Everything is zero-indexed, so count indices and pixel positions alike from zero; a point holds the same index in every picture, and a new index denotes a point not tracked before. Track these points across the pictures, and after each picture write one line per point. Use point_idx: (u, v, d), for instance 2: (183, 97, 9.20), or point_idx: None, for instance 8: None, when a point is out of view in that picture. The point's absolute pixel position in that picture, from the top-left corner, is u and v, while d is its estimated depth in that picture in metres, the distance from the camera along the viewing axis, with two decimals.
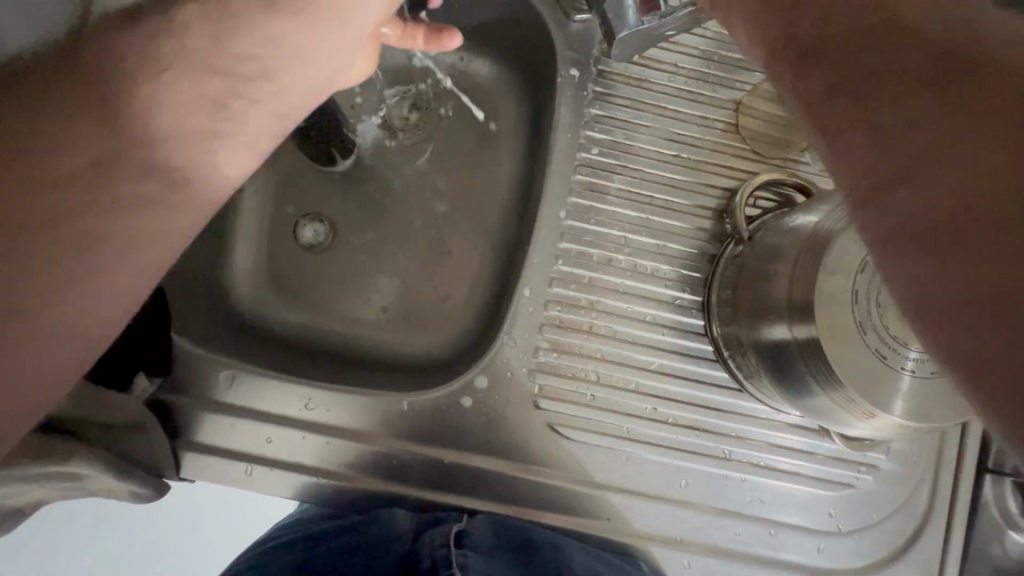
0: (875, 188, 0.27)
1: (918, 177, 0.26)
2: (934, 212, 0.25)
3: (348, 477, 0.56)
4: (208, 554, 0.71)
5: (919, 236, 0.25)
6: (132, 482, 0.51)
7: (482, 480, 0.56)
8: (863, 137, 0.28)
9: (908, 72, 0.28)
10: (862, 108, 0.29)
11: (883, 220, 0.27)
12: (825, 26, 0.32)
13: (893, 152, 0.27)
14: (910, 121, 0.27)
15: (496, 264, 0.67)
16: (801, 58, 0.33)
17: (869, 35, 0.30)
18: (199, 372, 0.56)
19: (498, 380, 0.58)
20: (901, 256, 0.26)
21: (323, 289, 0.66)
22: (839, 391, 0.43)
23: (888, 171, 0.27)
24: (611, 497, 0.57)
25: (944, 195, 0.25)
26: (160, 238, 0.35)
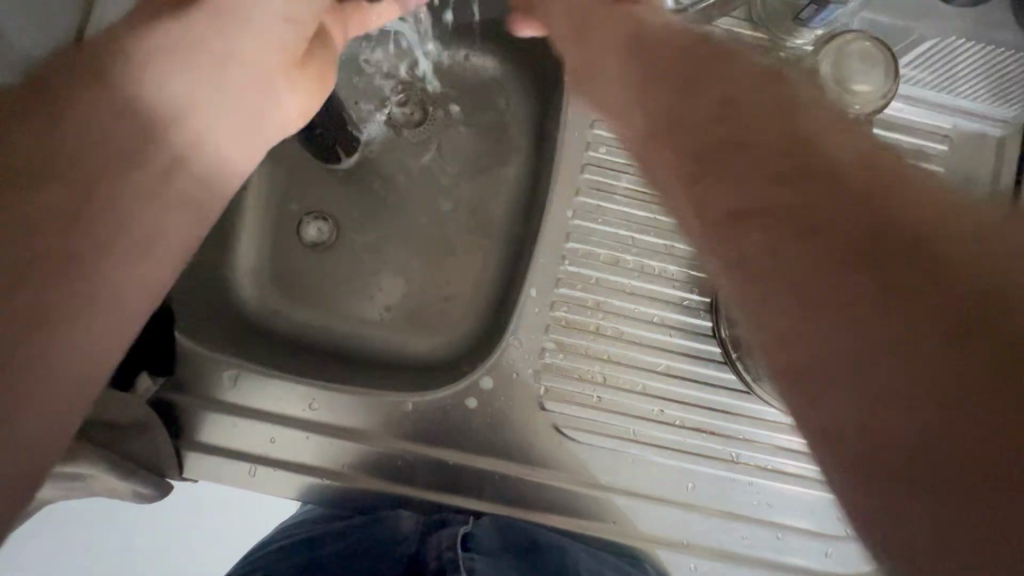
0: (763, 267, 0.26)
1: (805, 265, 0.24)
2: (872, 378, 0.22)
3: (352, 479, 0.55)
4: (201, 558, 0.70)
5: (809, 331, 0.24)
6: (136, 481, 0.51)
7: (486, 482, 0.56)
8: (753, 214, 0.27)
9: (810, 249, 0.24)
10: (763, 271, 0.25)
11: (822, 428, 0.23)
12: (732, 158, 0.29)
13: (774, 233, 0.26)
14: (806, 307, 0.24)
15: (501, 264, 0.66)
16: (694, 182, 0.30)
17: (787, 118, 0.29)
18: (203, 371, 0.55)
19: (503, 381, 0.57)
20: (769, 336, 0.25)
21: (328, 287, 0.65)
22: None
23: (765, 255, 0.26)
24: (617, 499, 0.56)
25: (850, 290, 0.23)
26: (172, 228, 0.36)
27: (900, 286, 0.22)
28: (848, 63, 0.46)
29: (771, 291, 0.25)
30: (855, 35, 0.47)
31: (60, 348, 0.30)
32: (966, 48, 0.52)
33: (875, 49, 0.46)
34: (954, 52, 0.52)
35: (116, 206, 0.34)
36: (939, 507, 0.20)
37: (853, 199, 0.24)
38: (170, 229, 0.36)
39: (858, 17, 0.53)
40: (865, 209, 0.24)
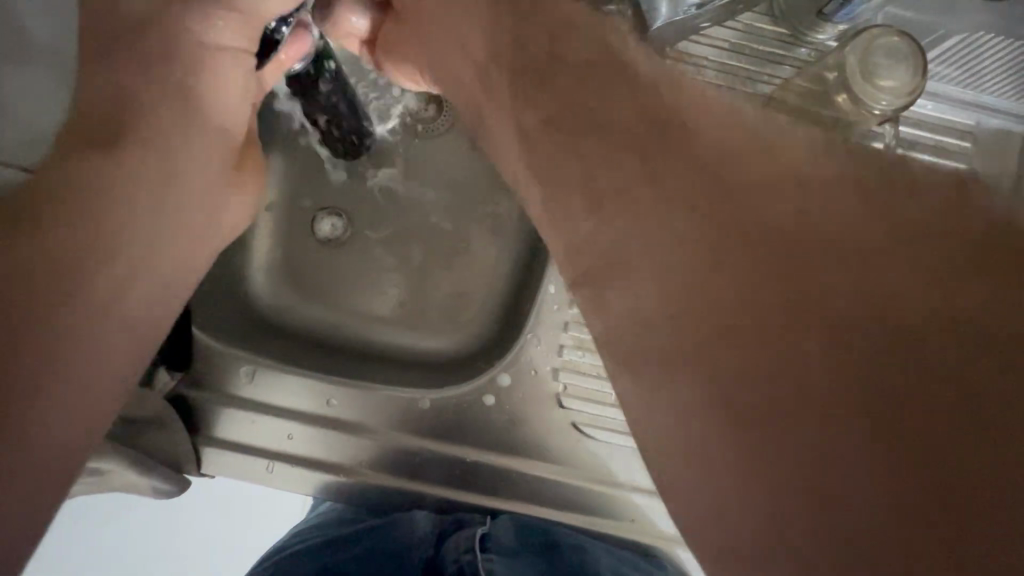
0: (692, 293, 0.27)
1: (726, 297, 0.26)
2: (742, 378, 0.25)
3: (367, 475, 0.55)
4: (215, 555, 0.70)
5: (719, 359, 0.26)
6: (155, 476, 0.51)
7: (502, 479, 0.55)
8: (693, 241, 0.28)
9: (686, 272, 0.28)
10: (657, 292, 0.28)
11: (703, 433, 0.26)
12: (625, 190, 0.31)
13: (708, 263, 0.27)
14: (685, 327, 0.27)
15: (517, 260, 0.65)
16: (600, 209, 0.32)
17: (668, 142, 0.31)
18: (222, 367, 0.56)
19: (521, 378, 0.57)
20: (682, 345, 0.27)
21: (341, 283, 0.65)
22: None
23: (696, 281, 0.27)
24: (633, 498, 0.56)
25: (761, 327, 0.25)
26: (178, 251, 0.37)
27: (803, 331, 0.24)
28: (873, 58, 0.45)
29: (695, 321, 0.27)
30: (883, 29, 0.45)
31: (83, 377, 0.31)
32: (990, 43, 0.51)
33: (903, 44, 0.45)
34: (977, 50, 0.52)
35: (133, 232, 0.34)
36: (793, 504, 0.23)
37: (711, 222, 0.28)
38: (175, 250, 0.37)
39: (883, 11, 0.52)
40: (789, 255, 0.25)
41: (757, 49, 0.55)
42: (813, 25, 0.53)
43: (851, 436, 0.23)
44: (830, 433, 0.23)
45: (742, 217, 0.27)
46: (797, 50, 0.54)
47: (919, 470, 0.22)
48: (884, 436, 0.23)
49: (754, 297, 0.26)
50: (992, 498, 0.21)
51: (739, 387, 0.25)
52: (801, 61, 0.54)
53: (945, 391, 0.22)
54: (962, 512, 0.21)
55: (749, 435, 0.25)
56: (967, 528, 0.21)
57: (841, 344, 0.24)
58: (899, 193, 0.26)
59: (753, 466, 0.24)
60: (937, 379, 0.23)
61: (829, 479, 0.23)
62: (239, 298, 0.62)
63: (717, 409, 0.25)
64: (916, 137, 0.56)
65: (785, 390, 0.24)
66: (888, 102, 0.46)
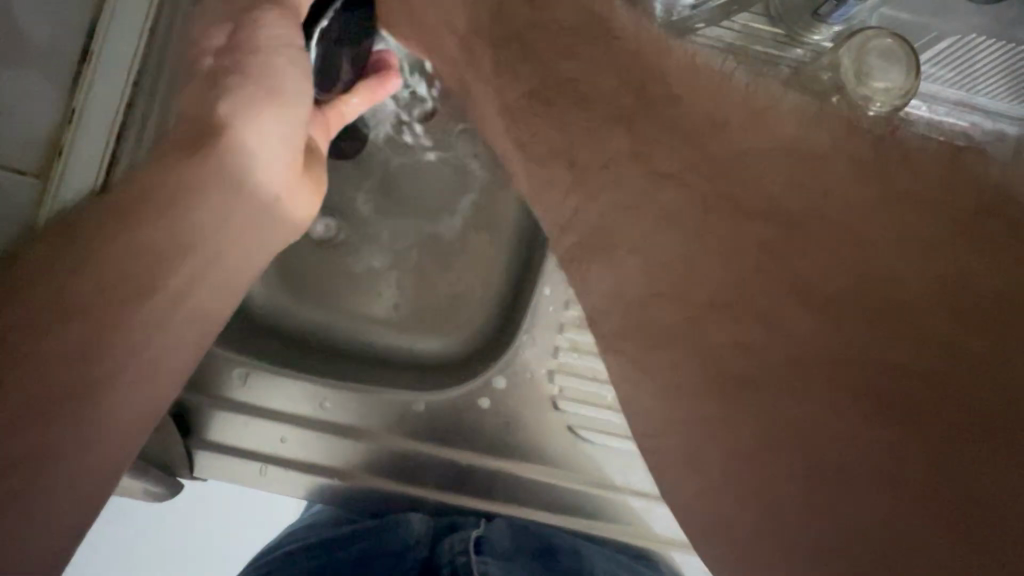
0: (755, 304, 0.33)
1: (783, 311, 0.33)
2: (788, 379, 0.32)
3: (362, 479, 0.55)
4: (210, 559, 0.70)
5: (808, 360, 0.32)
6: (147, 480, 0.50)
7: (500, 482, 0.55)
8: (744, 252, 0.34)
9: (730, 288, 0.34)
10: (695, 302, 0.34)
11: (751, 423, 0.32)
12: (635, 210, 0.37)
13: (770, 279, 0.33)
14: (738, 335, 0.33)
15: (514, 261, 0.65)
16: None
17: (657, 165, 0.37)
18: (213, 370, 0.55)
19: (516, 380, 0.57)
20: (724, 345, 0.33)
21: (333, 284, 0.64)
22: None
23: (764, 297, 0.33)
24: (630, 501, 0.56)
25: (812, 336, 0.32)
26: (218, 283, 0.40)
27: (841, 341, 0.31)
28: (867, 59, 0.45)
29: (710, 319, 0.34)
30: (877, 31, 0.46)
31: (114, 409, 0.35)
32: (981, 45, 0.52)
33: (898, 47, 0.46)
34: (970, 52, 0.53)
35: (173, 268, 0.37)
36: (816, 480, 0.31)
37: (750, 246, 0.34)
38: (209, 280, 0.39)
39: (876, 13, 0.52)
40: (829, 278, 0.33)
41: (753, 48, 0.54)
42: (808, 26, 0.53)
43: (945, 426, 0.30)
44: (934, 424, 0.30)
45: (802, 247, 0.33)
46: (793, 51, 0.53)
47: (940, 454, 0.30)
48: (905, 429, 0.30)
49: (815, 313, 0.32)
50: (983, 481, 0.29)
51: (848, 385, 0.31)
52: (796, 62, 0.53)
53: (941, 387, 0.30)
54: (963, 488, 0.29)
55: (812, 420, 0.31)
56: (975, 501, 0.29)
57: (936, 355, 0.31)
58: (911, 216, 0.33)
59: (844, 449, 0.31)
60: (949, 387, 0.30)
61: (914, 458, 0.30)
62: None
63: (818, 400, 0.31)
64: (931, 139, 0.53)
65: (857, 391, 0.31)
66: (881, 102, 0.45)
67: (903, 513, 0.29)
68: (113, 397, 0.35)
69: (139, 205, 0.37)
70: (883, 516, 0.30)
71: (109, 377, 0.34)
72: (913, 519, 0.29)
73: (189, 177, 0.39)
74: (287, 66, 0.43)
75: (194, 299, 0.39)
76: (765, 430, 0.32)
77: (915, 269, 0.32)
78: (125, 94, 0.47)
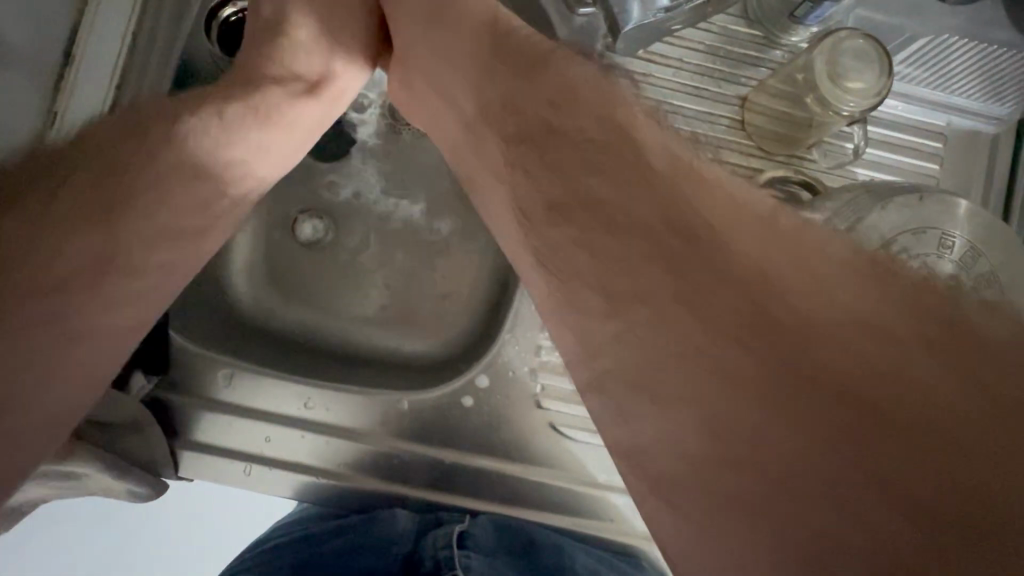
0: (701, 314, 0.28)
1: (724, 334, 0.27)
2: (728, 399, 0.26)
3: (348, 477, 0.55)
4: (200, 556, 0.70)
5: (754, 391, 0.26)
6: (131, 480, 0.51)
7: (485, 480, 0.56)
8: (696, 251, 0.29)
9: (651, 290, 0.29)
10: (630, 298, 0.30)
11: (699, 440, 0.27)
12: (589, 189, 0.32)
13: (710, 294, 0.28)
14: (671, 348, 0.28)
15: (499, 260, 0.65)
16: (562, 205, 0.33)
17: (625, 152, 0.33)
18: (197, 370, 0.55)
19: (499, 380, 0.57)
20: (659, 363, 0.29)
21: (319, 287, 0.64)
22: (930, 236, 0.42)
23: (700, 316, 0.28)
24: (614, 498, 0.56)
25: (755, 363, 0.26)
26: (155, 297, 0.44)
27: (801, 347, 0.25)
28: (842, 60, 0.46)
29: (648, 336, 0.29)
30: (848, 32, 0.46)
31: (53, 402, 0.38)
32: (961, 45, 0.51)
33: (870, 46, 0.46)
34: (947, 52, 0.52)
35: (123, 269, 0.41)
36: (781, 517, 0.24)
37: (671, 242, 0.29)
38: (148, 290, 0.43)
39: (853, 14, 0.52)
40: (782, 295, 0.26)
41: (732, 50, 0.55)
42: (786, 28, 0.54)
43: (921, 457, 0.23)
44: (903, 457, 0.23)
45: (752, 255, 0.28)
46: (772, 52, 0.55)
47: (918, 467, 0.23)
48: (864, 464, 0.23)
49: (760, 334, 0.26)
50: (984, 524, 0.22)
51: (796, 418, 0.24)
52: (776, 62, 0.55)
53: (932, 400, 0.23)
54: (954, 533, 0.22)
55: (749, 458, 0.25)
56: (987, 535, 0.21)
57: (911, 373, 0.24)
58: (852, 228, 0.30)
59: (789, 494, 0.24)
60: (928, 409, 0.23)
61: (886, 502, 0.23)
62: (219, 301, 0.61)
63: (755, 437, 0.25)
64: (901, 141, 0.57)
65: (807, 424, 0.24)
66: (855, 103, 0.47)
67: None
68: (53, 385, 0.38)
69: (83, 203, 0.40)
70: (861, 545, 0.23)
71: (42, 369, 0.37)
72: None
73: (140, 185, 0.42)
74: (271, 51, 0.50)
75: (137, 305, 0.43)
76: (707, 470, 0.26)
77: (870, 280, 0.27)
78: (107, 99, 0.52)
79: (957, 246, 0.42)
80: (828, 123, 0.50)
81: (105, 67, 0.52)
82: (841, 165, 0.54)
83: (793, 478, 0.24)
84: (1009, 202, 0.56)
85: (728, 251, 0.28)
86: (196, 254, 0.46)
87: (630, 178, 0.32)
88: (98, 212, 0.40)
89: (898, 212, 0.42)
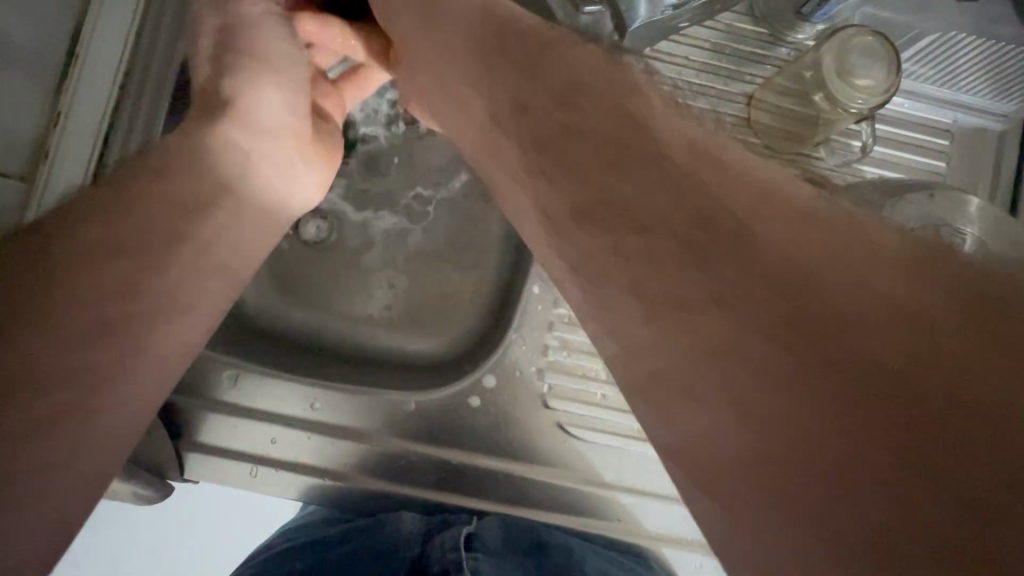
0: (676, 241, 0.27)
1: (711, 295, 0.25)
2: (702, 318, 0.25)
3: (353, 480, 0.55)
4: (206, 559, 0.70)
5: (733, 354, 0.24)
6: (135, 484, 0.50)
7: (492, 481, 0.55)
8: (672, 182, 0.28)
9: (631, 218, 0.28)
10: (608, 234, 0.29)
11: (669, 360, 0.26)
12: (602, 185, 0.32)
13: (693, 258, 0.26)
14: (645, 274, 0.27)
15: (503, 259, 0.64)
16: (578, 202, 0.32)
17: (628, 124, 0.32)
18: (202, 372, 0.55)
19: (506, 380, 0.57)
20: (636, 299, 0.28)
21: (322, 287, 0.64)
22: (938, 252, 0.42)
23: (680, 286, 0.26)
24: (622, 498, 0.56)
25: (741, 317, 0.24)
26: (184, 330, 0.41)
27: (779, 260, 0.24)
28: (850, 57, 0.46)
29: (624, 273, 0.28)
30: (856, 29, 0.46)
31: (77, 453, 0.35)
32: (968, 42, 0.51)
33: (878, 43, 0.46)
34: (952, 48, 0.52)
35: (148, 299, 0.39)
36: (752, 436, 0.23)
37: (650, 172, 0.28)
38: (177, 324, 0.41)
39: (860, 11, 0.52)
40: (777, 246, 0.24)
41: (737, 48, 0.55)
42: (792, 25, 0.54)
43: (931, 399, 0.20)
44: (903, 411, 0.20)
45: (732, 185, 0.27)
46: (777, 49, 0.55)
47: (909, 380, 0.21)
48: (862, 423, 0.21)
49: (741, 291, 0.24)
50: (989, 483, 0.19)
51: (786, 377, 0.22)
52: (781, 60, 0.55)
53: (921, 315, 0.22)
54: (963, 491, 0.19)
55: (740, 427, 0.23)
56: (978, 454, 0.19)
57: (907, 320, 0.22)
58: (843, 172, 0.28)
59: (780, 442, 0.22)
60: (929, 355, 0.21)
61: (886, 459, 0.20)
62: None
63: (743, 401, 0.23)
64: (906, 138, 0.57)
65: (795, 383, 0.22)
66: (864, 100, 0.47)
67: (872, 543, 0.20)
68: (92, 426, 0.36)
69: (107, 240, 0.38)
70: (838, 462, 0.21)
71: (82, 414, 0.35)
72: (890, 553, 0.20)
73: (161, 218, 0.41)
74: (258, 50, 0.51)
75: (166, 334, 0.40)
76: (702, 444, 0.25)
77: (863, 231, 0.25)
78: (110, 99, 0.51)
79: (968, 242, 0.41)
80: (836, 121, 0.50)
81: (107, 66, 0.51)
82: (848, 163, 0.55)
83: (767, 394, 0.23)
84: (1014, 198, 0.56)
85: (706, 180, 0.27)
86: (224, 277, 0.45)
87: (618, 119, 0.31)
88: (121, 242, 0.38)
89: (909, 208, 0.42)
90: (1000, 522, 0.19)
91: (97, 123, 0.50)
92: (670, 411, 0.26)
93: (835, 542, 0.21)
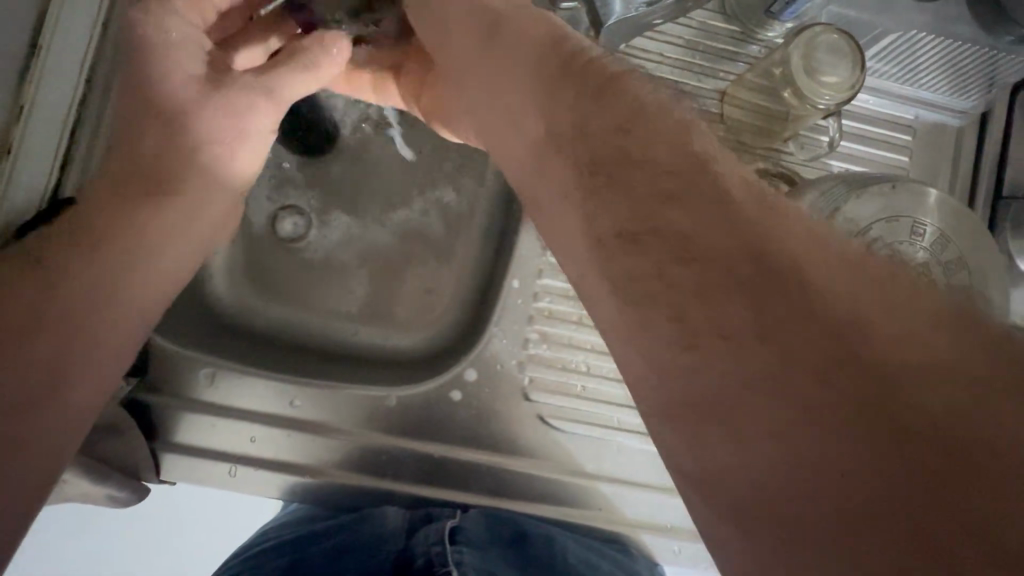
0: (701, 264, 0.29)
1: (739, 321, 0.27)
2: (719, 332, 0.27)
3: (336, 476, 0.55)
4: (180, 560, 0.69)
5: (751, 367, 0.26)
6: (109, 485, 0.50)
7: (474, 472, 0.56)
8: (688, 208, 0.30)
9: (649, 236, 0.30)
10: (626, 251, 0.31)
11: (679, 373, 0.28)
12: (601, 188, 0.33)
13: (715, 287, 0.28)
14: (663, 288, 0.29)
15: (483, 254, 0.65)
16: None
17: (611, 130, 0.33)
18: (178, 371, 0.54)
19: (487, 373, 0.57)
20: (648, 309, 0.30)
21: (298, 284, 0.63)
22: (898, 234, 0.44)
23: (708, 309, 0.28)
24: (603, 487, 0.57)
25: (759, 345, 0.26)
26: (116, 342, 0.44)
27: (794, 281, 0.26)
28: (818, 54, 0.47)
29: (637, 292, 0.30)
30: (824, 26, 0.48)
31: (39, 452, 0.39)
32: (928, 41, 0.53)
33: (843, 41, 0.47)
34: (914, 47, 0.54)
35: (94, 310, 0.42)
36: (770, 442, 0.25)
37: (666, 198, 0.31)
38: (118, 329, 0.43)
39: (827, 10, 0.54)
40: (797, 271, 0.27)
41: (709, 46, 0.57)
42: (762, 23, 0.55)
43: (936, 412, 0.23)
44: (920, 425, 0.23)
45: (747, 210, 0.29)
46: (749, 47, 0.57)
47: (914, 393, 0.23)
48: (884, 432, 0.23)
49: (760, 315, 0.26)
50: (994, 483, 0.21)
51: (800, 401, 0.24)
52: (753, 57, 0.57)
53: (918, 339, 0.24)
54: (954, 503, 0.21)
55: (763, 439, 0.25)
56: (979, 458, 0.22)
57: (915, 351, 0.24)
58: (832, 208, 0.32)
59: (795, 448, 0.24)
60: (931, 382, 0.23)
61: (898, 469, 0.22)
62: (198, 301, 0.60)
63: (758, 416, 0.25)
64: (870, 134, 0.59)
65: (802, 401, 0.24)
66: (830, 96, 0.48)
67: (873, 550, 0.22)
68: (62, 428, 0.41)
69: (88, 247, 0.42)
70: (853, 468, 0.23)
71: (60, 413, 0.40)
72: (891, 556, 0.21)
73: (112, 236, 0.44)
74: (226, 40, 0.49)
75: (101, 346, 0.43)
76: (710, 452, 0.27)
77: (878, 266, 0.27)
78: (76, 93, 0.51)
79: (928, 233, 0.44)
80: (805, 117, 0.51)
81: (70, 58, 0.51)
82: (817, 158, 0.56)
83: (783, 403, 0.25)
84: (971, 191, 0.59)
85: (716, 200, 0.30)
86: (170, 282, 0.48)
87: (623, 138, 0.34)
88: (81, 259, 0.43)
89: (873, 202, 0.44)
90: (1002, 515, 0.21)
91: (65, 115, 0.51)
92: (685, 422, 0.28)
93: (851, 540, 0.22)
